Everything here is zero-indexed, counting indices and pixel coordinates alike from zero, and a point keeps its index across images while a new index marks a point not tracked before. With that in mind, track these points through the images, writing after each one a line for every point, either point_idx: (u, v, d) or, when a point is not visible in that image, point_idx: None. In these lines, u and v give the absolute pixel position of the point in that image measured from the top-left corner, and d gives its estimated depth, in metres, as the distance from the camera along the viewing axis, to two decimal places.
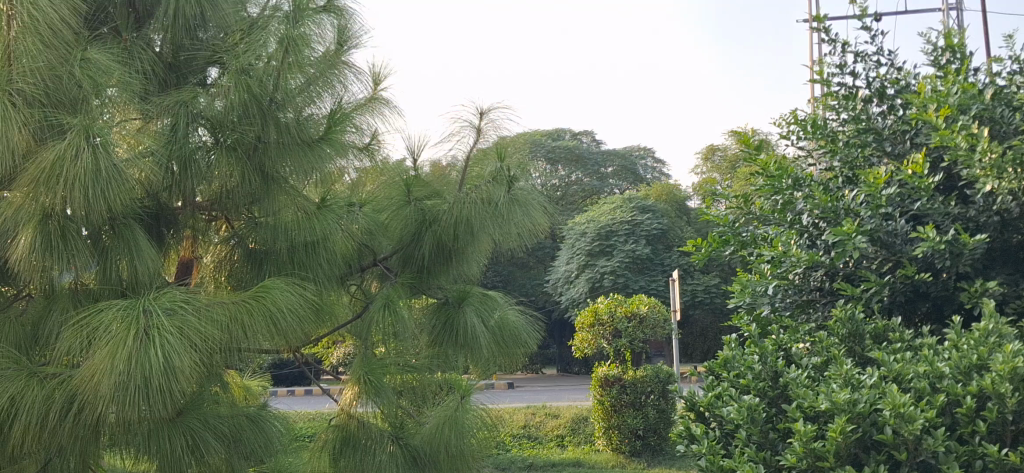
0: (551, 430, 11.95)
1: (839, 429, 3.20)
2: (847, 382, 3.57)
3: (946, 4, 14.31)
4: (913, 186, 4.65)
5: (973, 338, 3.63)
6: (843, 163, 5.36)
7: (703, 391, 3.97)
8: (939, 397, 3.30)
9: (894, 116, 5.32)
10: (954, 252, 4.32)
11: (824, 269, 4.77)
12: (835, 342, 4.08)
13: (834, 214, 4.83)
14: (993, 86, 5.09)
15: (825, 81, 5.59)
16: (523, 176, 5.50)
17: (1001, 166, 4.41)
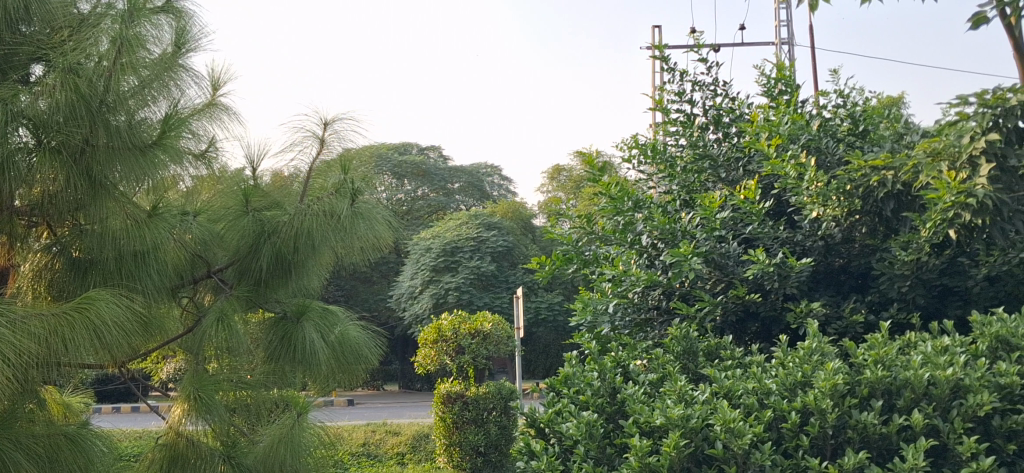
0: (391, 448, 11.81)
1: (673, 443, 3.30)
2: (681, 398, 3.67)
3: (779, 38, 15.05)
4: (746, 211, 4.87)
5: (798, 356, 3.81)
6: (681, 187, 5.54)
7: (543, 407, 4.00)
8: (766, 413, 3.44)
9: (728, 144, 5.56)
10: (782, 275, 4.55)
11: (662, 288, 4.92)
12: (670, 358, 4.20)
13: (672, 236, 5.00)
14: (820, 118, 5.39)
15: (664, 108, 5.78)
16: (368, 189, 5.47)
17: (826, 195, 4.73)
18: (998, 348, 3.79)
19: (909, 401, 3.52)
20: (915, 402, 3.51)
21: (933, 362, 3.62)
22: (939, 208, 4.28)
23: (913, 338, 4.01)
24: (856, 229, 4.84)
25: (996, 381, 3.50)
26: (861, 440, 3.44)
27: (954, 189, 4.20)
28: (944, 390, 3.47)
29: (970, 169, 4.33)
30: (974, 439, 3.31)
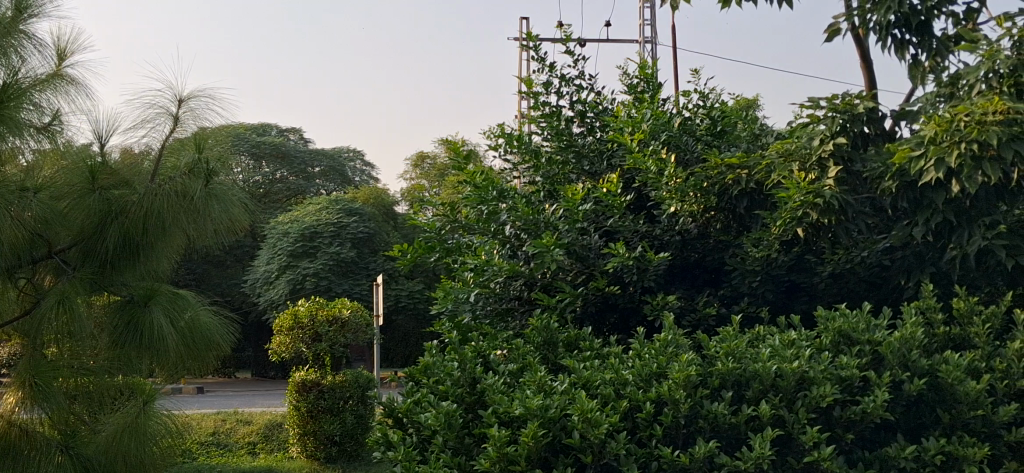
0: (242, 438, 11.51)
1: (531, 433, 3.32)
2: (540, 389, 3.69)
3: (643, 37, 15.36)
4: (607, 203, 4.93)
5: (653, 348, 3.90)
6: (545, 178, 5.58)
7: (402, 398, 3.95)
8: (623, 403, 3.50)
9: (592, 138, 5.65)
10: (640, 267, 4.65)
11: (523, 279, 4.94)
12: (530, 349, 4.23)
13: (535, 226, 5.04)
14: (680, 117, 5.51)
15: (531, 98, 5.81)
16: (223, 170, 5.30)
17: (683, 191, 4.86)
18: (840, 342, 3.98)
19: (757, 392, 3.65)
20: (762, 393, 3.64)
21: (780, 355, 3.77)
22: (788, 207, 4.49)
23: (762, 331, 4.15)
24: (711, 225, 5.00)
25: (837, 374, 3.67)
26: (711, 430, 3.54)
27: (803, 190, 4.42)
28: (791, 382, 3.61)
29: (819, 171, 4.61)
30: (816, 428, 3.46)
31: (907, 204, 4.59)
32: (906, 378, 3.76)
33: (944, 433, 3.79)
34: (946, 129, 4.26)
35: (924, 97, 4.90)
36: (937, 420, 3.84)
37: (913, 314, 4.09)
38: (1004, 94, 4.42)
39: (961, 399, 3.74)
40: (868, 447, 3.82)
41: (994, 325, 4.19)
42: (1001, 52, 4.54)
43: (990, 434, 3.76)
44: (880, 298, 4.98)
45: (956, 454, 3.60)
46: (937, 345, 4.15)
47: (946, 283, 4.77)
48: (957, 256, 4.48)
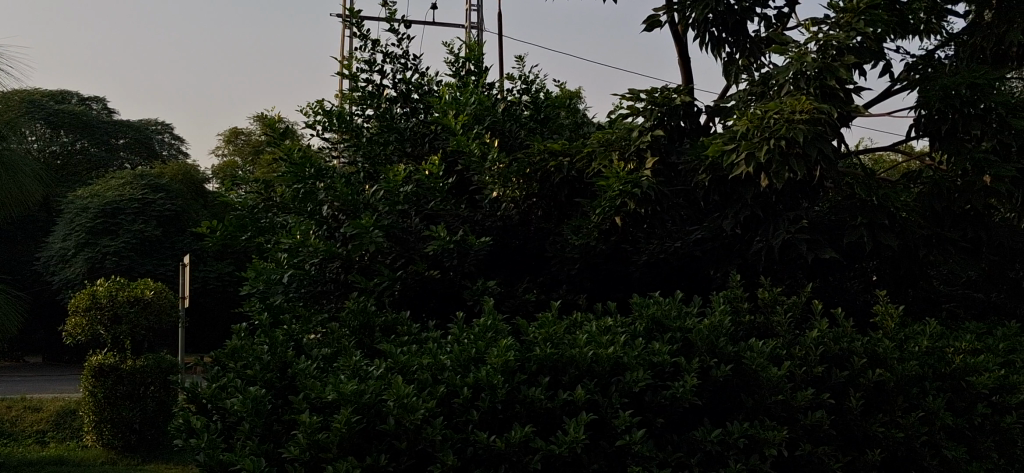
0: (30, 426, 10.72)
1: (343, 419, 3.20)
2: (355, 373, 3.57)
3: (468, 23, 15.35)
4: (428, 186, 4.89)
5: (473, 333, 3.86)
6: (365, 158, 5.46)
7: (207, 382, 3.74)
8: (439, 388, 3.44)
9: (416, 119, 5.57)
10: (461, 251, 4.61)
11: (340, 261, 4.81)
12: (346, 333, 4.11)
13: (353, 207, 4.92)
14: (504, 102, 5.52)
15: (353, 75, 5.64)
16: (14, 137, 6.45)
17: (507, 177, 4.91)
18: (653, 328, 4.10)
19: (574, 377, 3.67)
20: (578, 378, 3.67)
21: (597, 341, 3.82)
22: (607, 195, 4.60)
23: (579, 317, 4.20)
24: (532, 212, 5.06)
25: (649, 360, 3.75)
26: (527, 414, 3.53)
27: (622, 179, 4.54)
28: (606, 367, 3.66)
29: (637, 161, 4.83)
30: (628, 413, 3.52)
31: (718, 197, 4.81)
32: (714, 364, 3.90)
33: (748, 417, 3.95)
34: (757, 126, 4.53)
35: (737, 94, 5.14)
36: (741, 405, 3.99)
37: (721, 303, 4.25)
38: (809, 95, 4.69)
39: (764, 384, 3.91)
40: (678, 430, 3.93)
41: (795, 314, 4.41)
42: (808, 55, 4.82)
43: (790, 418, 3.94)
44: (691, 286, 5.15)
45: (758, 437, 3.75)
46: (743, 332, 4.33)
47: (752, 275, 4.99)
48: (763, 248, 4.71)
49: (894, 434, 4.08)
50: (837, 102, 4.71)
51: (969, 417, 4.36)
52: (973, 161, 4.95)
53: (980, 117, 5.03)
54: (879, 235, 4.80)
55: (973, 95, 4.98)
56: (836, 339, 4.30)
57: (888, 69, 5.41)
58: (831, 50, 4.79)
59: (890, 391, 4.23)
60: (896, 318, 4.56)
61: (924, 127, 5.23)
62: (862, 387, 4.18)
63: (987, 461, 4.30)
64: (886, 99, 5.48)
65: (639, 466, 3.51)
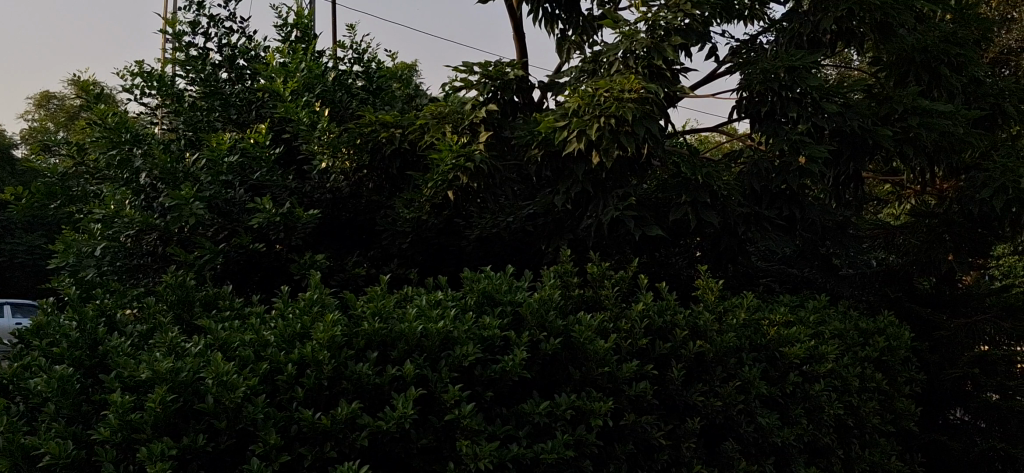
0: None
1: (158, 398, 3.04)
2: (171, 350, 3.41)
3: None
4: (254, 155, 4.71)
5: (298, 307, 3.75)
6: (186, 125, 5.23)
7: (7, 361, 3.47)
8: (262, 365, 3.31)
9: (241, 85, 5.36)
10: (287, 225, 4.49)
11: (158, 233, 4.59)
12: (163, 307, 3.92)
13: (174, 178, 4.68)
14: (334, 71, 5.41)
15: (174, 36, 5.37)
16: None
17: (336, 146, 4.80)
18: (483, 302, 4.12)
19: (403, 352, 3.62)
20: (407, 354, 3.63)
21: (426, 315, 3.79)
22: (439, 169, 4.59)
23: (408, 291, 4.17)
24: (363, 184, 5.02)
25: (479, 334, 3.75)
26: (353, 391, 3.45)
27: (455, 152, 4.53)
28: (435, 341, 3.63)
29: (470, 134, 4.88)
30: (457, 387, 3.50)
31: (549, 173, 4.87)
32: (543, 338, 3.94)
33: (575, 389, 4.02)
34: (588, 103, 4.59)
35: (570, 71, 5.19)
36: (569, 378, 4.05)
37: (550, 277, 4.31)
38: (638, 74, 4.80)
39: (591, 357, 3.98)
40: (506, 403, 3.95)
41: (621, 288, 4.52)
42: (637, 34, 4.93)
43: (615, 389, 4.03)
44: (522, 261, 5.22)
45: (584, 409, 3.81)
46: (572, 306, 4.41)
47: (580, 249, 5.08)
48: (592, 223, 4.80)
49: (712, 403, 4.25)
50: (664, 82, 4.84)
51: (782, 386, 4.60)
52: (789, 142, 5.19)
53: (796, 100, 5.27)
54: (702, 212, 4.97)
55: (790, 79, 5.22)
56: (660, 312, 4.42)
57: (714, 52, 5.59)
58: (659, 30, 4.93)
59: (709, 362, 4.40)
60: (716, 292, 4.74)
61: (745, 109, 5.45)
62: (683, 359, 4.32)
63: (797, 426, 4.55)
64: (712, 81, 5.66)
65: (467, 440, 3.51)
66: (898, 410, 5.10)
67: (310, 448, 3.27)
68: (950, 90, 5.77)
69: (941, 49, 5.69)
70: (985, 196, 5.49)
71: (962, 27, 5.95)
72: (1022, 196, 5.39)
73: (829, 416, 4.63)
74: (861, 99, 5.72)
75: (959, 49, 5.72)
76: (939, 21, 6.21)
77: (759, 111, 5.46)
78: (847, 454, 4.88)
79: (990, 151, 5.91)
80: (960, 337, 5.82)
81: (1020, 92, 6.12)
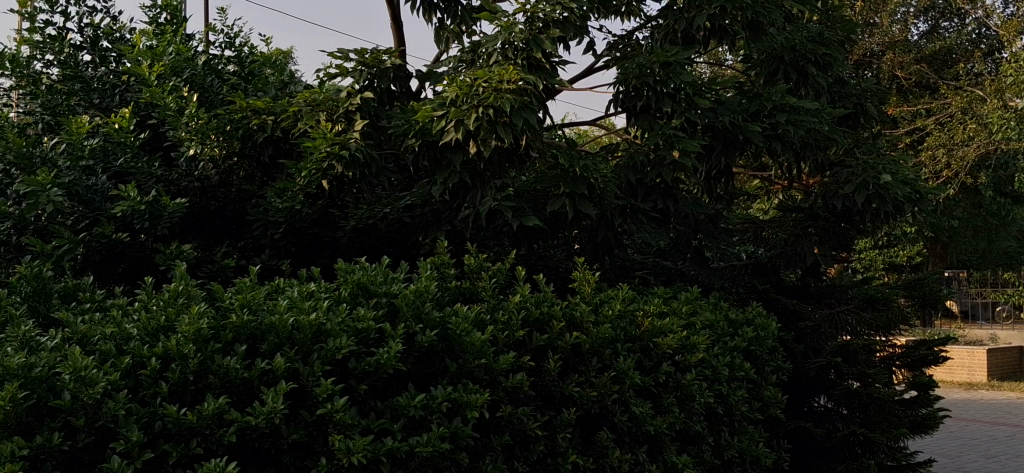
0: None
1: (8, 396, 2.87)
2: (25, 345, 3.23)
3: None
4: (117, 141, 4.56)
5: (163, 299, 3.61)
6: (44, 108, 4.96)
7: None
8: (123, 360, 3.17)
9: (104, 68, 5.11)
10: (154, 215, 4.32)
11: (12, 222, 4.38)
12: (15, 300, 3.72)
13: (27, 161, 4.50)
14: (205, 56, 5.29)
15: (30, 15, 5.08)
16: None
17: (205, 133, 4.72)
18: (357, 294, 4.05)
19: (273, 345, 3.52)
20: (278, 346, 3.53)
21: (298, 307, 3.70)
22: (313, 157, 4.53)
23: (280, 283, 4.06)
24: (233, 173, 4.91)
25: (353, 326, 3.68)
26: (222, 385, 3.33)
27: (329, 140, 4.50)
28: (307, 334, 3.55)
29: (345, 123, 4.80)
30: (330, 381, 3.43)
31: (427, 164, 4.83)
32: (419, 330, 3.90)
33: (451, 381, 3.99)
34: (466, 93, 4.57)
35: (448, 61, 5.16)
36: (445, 370, 4.02)
37: (426, 269, 4.27)
38: (517, 66, 4.81)
39: (467, 349, 3.96)
40: (380, 397, 3.89)
41: (498, 280, 4.52)
42: (516, 25, 4.93)
43: (491, 381, 4.02)
44: (398, 252, 5.18)
45: (460, 401, 3.79)
46: (448, 298, 4.39)
47: (458, 241, 5.05)
48: (469, 214, 4.78)
49: (587, 394, 4.31)
50: (542, 74, 4.86)
51: (654, 375, 4.69)
52: (663, 136, 5.29)
53: (670, 96, 5.38)
54: (579, 205, 5.02)
55: (664, 74, 5.32)
56: (537, 303, 4.43)
57: (592, 46, 5.64)
58: (537, 22, 4.94)
59: (585, 353, 4.45)
60: (592, 284, 4.80)
61: (621, 103, 5.53)
62: (560, 350, 4.34)
63: (669, 415, 4.65)
64: (589, 75, 5.71)
65: (340, 434, 3.45)
66: (765, 398, 5.26)
67: (175, 446, 3.14)
68: (817, 89, 5.98)
69: (808, 49, 5.90)
70: (848, 191, 5.72)
71: (828, 28, 6.18)
72: (881, 192, 5.67)
73: (700, 405, 4.74)
74: (733, 96, 5.87)
75: (824, 49, 5.94)
76: (807, 22, 6.43)
77: (635, 105, 5.53)
78: (717, 442, 5.02)
79: (853, 148, 6.16)
80: (824, 328, 6.06)
81: (879, 93, 6.40)
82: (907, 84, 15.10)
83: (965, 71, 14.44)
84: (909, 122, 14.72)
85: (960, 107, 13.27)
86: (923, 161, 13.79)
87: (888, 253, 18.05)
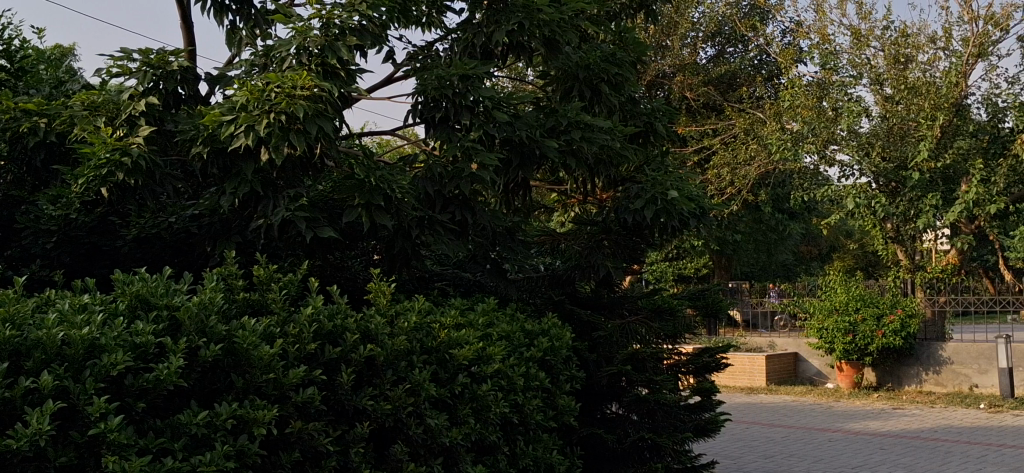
0: None
1: None
2: None
3: None
4: None
5: None
6: None
7: None
8: None
9: None
10: None
11: None
12: None
13: None
14: None
15: None
16: None
17: None
18: (137, 307, 3.84)
19: (40, 362, 3.27)
20: (44, 364, 3.28)
21: (69, 321, 3.45)
22: (91, 162, 4.30)
23: (50, 296, 3.80)
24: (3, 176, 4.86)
25: (130, 341, 3.47)
26: None
27: (108, 145, 4.29)
28: (78, 349, 3.32)
29: (127, 127, 4.62)
30: (104, 398, 3.22)
31: (217, 171, 4.66)
32: (203, 344, 3.73)
33: (237, 397, 3.84)
34: (258, 98, 4.44)
35: (240, 65, 4.99)
36: (231, 385, 3.87)
37: (212, 280, 4.10)
38: (312, 72, 4.72)
39: (255, 363, 3.82)
40: (160, 415, 3.70)
41: (289, 291, 4.40)
42: (311, 30, 4.86)
43: (281, 396, 3.90)
44: (183, 263, 5.01)
45: (247, 417, 3.65)
46: (236, 310, 4.24)
47: (250, 251, 4.89)
48: (262, 224, 4.63)
49: (381, 407, 4.27)
50: (338, 82, 4.79)
51: (450, 387, 4.69)
52: (461, 148, 5.33)
53: (468, 108, 5.43)
54: (376, 216, 4.96)
55: (463, 86, 5.37)
56: (330, 316, 4.32)
57: (392, 56, 5.61)
58: (334, 28, 4.87)
59: (379, 365, 4.39)
60: (388, 295, 4.75)
61: (420, 113, 5.52)
62: (353, 363, 4.26)
63: (465, 426, 4.67)
64: (388, 85, 5.67)
65: (114, 456, 3.24)
66: (560, 407, 5.37)
67: None
68: (609, 107, 6.19)
69: (601, 68, 6.11)
70: (638, 206, 5.94)
71: (620, 48, 6.41)
72: (669, 207, 5.91)
73: (496, 415, 4.76)
74: (530, 110, 5.98)
75: (617, 69, 6.17)
76: (601, 41, 6.65)
77: (433, 117, 5.53)
78: (512, 451, 5.09)
79: (643, 165, 6.41)
80: (616, 337, 6.25)
81: (668, 112, 6.69)
82: (696, 106, 15.97)
83: (748, 95, 15.41)
84: (697, 141, 15.59)
85: (743, 128, 14.11)
86: (710, 178, 14.58)
87: (679, 265, 18.97)
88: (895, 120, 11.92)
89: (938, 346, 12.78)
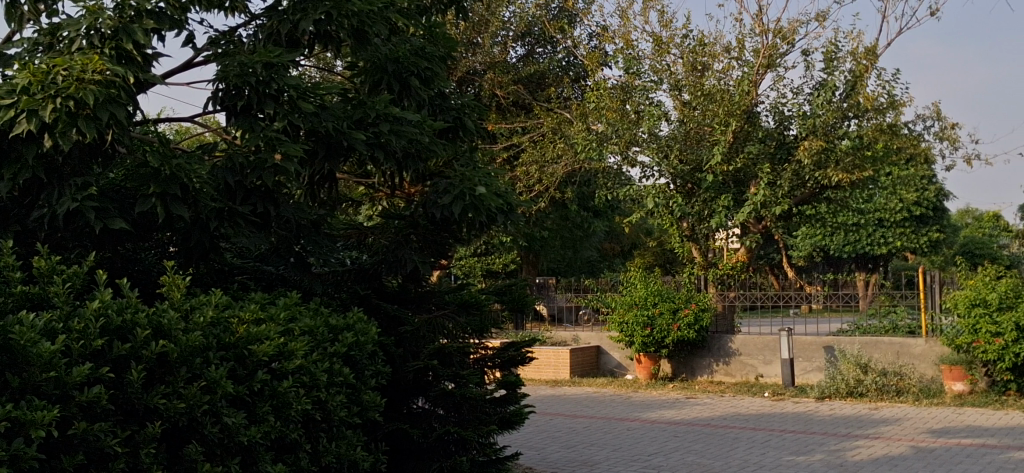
0: None
1: None
2: None
3: None
4: None
5: None
6: None
7: None
8: None
9: None
10: None
11: None
12: None
13: None
14: None
15: None
16: None
17: None
18: None
19: None
20: None
21: None
22: None
23: None
24: None
25: None
26: None
27: None
28: None
29: None
30: None
31: None
32: None
33: (13, 398, 3.58)
34: (41, 80, 4.17)
35: (22, 43, 4.66)
36: (6, 385, 3.60)
37: None
38: (103, 55, 4.45)
39: (33, 361, 3.56)
40: None
41: (73, 285, 4.13)
42: (103, 10, 4.60)
43: (62, 395, 3.65)
44: None
45: (23, 419, 3.40)
46: (12, 305, 3.95)
47: (29, 241, 4.57)
48: (44, 214, 4.34)
49: (174, 406, 4.08)
50: (133, 66, 4.55)
51: (249, 384, 4.53)
52: (264, 138, 5.18)
53: (272, 97, 5.28)
54: (171, 206, 4.74)
55: (266, 75, 5.22)
56: (120, 310, 4.10)
57: (192, 40, 5.38)
58: (129, 10, 4.63)
59: (172, 363, 4.18)
60: (182, 290, 4.55)
61: (220, 101, 5.33)
62: (144, 360, 4.05)
63: (264, 424, 4.53)
64: (187, 70, 5.44)
65: None
66: (365, 402, 5.29)
67: None
68: (417, 101, 6.18)
69: (410, 62, 6.09)
70: (446, 201, 5.95)
71: (430, 43, 6.42)
72: (476, 203, 5.96)
73: (297, 412, 4.64)
74: (337, 102, 5.87)
75: (426, 63, 6.16)
76: (411, 35, 6.62)
77: (234, 105, 5.34)
78: (314, 448, 5.00)
79: (452, 160, 6.44)
80: (422, 332, 6.25)
81: (477, 108, 6.75)
82: (506, 103, 16.21)
83: (556, 95, 15.78)
84: (506, 138, 15.82)
85: (551, 127, 14.44)
86: (518, 175, 14.85)
87: (488, 261, 19.24)
88: (693, 124, 12.50)
89: (728, 339, 13.52)
